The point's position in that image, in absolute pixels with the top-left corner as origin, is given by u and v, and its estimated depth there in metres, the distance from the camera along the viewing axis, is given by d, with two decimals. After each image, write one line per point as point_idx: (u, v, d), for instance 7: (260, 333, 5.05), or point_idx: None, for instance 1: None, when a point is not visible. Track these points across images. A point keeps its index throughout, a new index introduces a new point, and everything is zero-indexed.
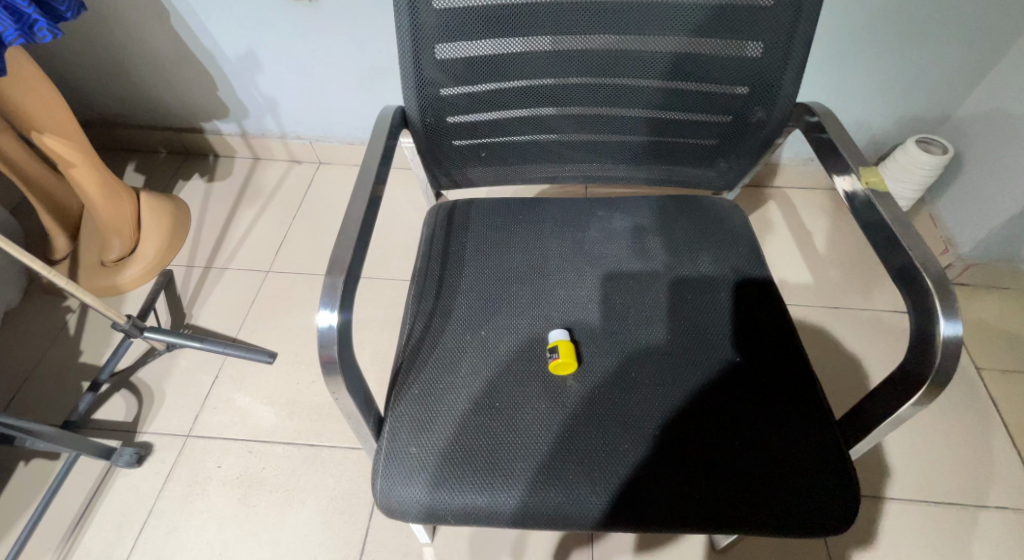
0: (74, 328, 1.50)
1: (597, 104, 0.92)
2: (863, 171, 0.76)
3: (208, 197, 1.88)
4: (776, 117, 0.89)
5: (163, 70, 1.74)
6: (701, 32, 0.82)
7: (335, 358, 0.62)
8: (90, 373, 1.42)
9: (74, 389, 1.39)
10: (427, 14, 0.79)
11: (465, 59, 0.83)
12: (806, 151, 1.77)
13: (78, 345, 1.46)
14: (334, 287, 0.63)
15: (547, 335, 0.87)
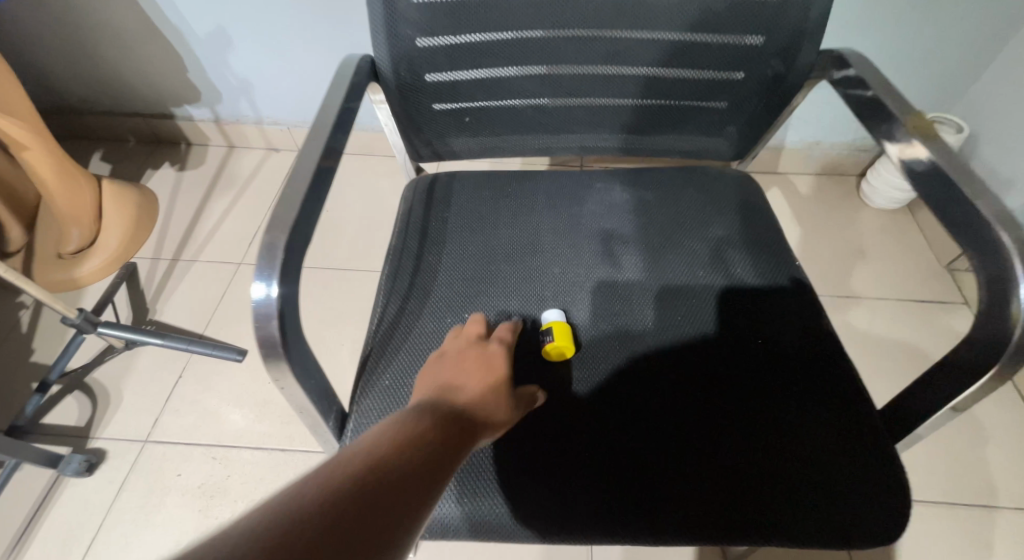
0: (26, 326, 1.38)
1: (596, 61, 0.81)
2: (911, 117, 0.67)
3: (179, 187, 1.76)
4: (796, 72, 0.79)
5: (127, 51, 1.62)
6: None
7: (277, 341, 0.52)
8: (41, 374, 1.30)
9: (21, 390, 1.27)
10: None
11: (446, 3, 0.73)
12: (811, 135, 1.66)
13: (28, 344, 1.34)
14: (273, 255, 0.52)
15: (541, 317, 0.78)
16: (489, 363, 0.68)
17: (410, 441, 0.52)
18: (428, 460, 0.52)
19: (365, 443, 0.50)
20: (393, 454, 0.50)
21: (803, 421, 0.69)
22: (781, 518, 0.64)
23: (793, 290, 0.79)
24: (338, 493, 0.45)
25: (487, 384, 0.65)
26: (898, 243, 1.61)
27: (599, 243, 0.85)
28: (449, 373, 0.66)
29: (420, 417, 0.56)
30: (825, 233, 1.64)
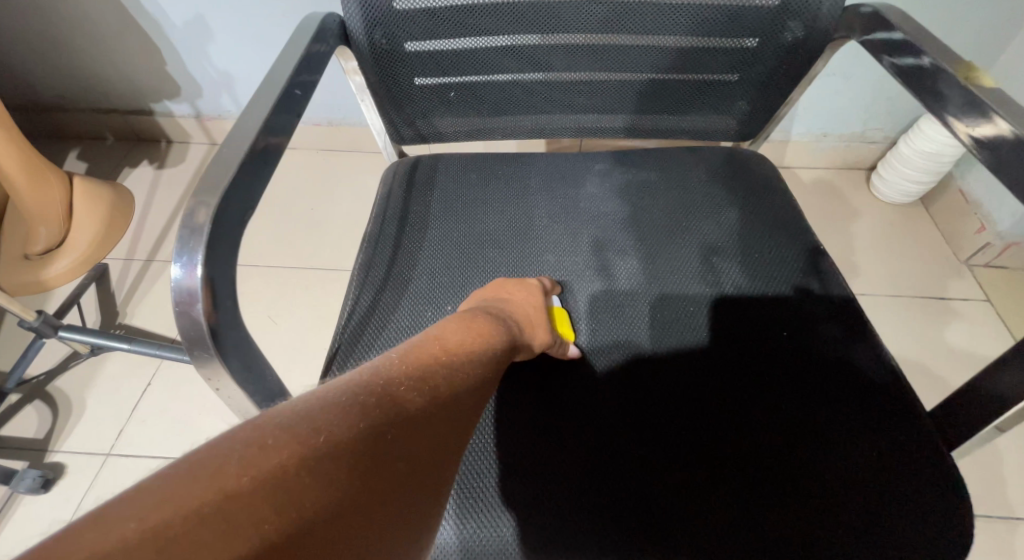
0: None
1: (595, 28, 0.73)
2: (960, 67, 0.59)
3: (158, 186, 1.69)
4: (816, 34, 0.71)
5: (102, 43, 1.51)
6: None
7: (205, 335, 0.45)
8: None
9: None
10: None
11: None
12: (819, 126, 1.57)
13: None
14: (193, 235, 0.45)
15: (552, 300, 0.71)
16: (533, 291, 0.68)
17: (444, 357, 0.52)
18: (460, 379, 0.52)
19: (395, 358, 0.50)
20: (422, 370, 0.50)
21: (823, 432, 0.61)
22: (798, 541, 0.56)
23: (813, 284, 0.71)
24: (362, 403, 0.45)
25: (532, 308, 0.66)
26: (911, 238, 1.53)
27: (596, 234, 0.77)
28: (496, 296, 0.67)
29: (462, 329, 0.57)
30: (835, 228, 1.57)
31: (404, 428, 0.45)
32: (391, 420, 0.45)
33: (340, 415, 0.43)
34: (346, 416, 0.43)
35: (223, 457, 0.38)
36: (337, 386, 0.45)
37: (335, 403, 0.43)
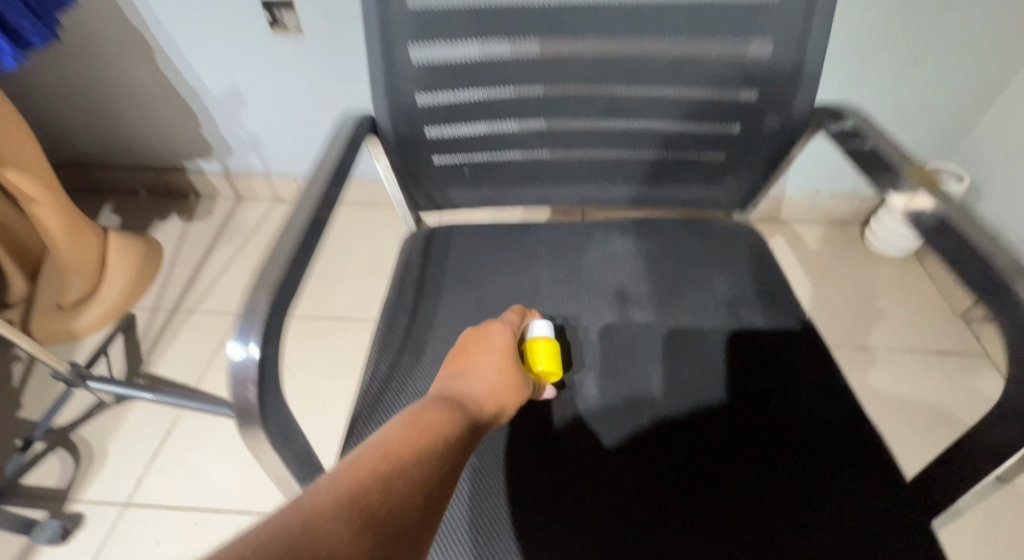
0: (19, 379, 1.38)
1: (595, 116, 0.82)
2: (912, 174, 0.66)
3: (184, 239, 1.78)
4: (792, 123, 0.79)
5: (142, 109, 1.63)
6: (708, 32, 0.72)
7: (253, 406, 0.51)
8: (27, 432, 1.29)
9: (5, 447, 1.27)
10: (400, 15, 0.69)
11: (448, 64, 0.73)
12: (812, 184, 1.66)
13: (19, 399, 1.35)
14: (252, 313, 0.52)
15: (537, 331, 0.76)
16: (496, 353, 0.69)
17: (405, 451, 0.52)
18: (429, 466, 0.52)
19: (354, 465, 0.49)
20: (386, 470, 0.49)
21: (807, 495, 0.66)
22: None
23: (797, 350, 0.77)
24: (333, 518, 0.44)
25: (497, 373, 0.67)
26: (907, 295, 1.57)
27: (617, 293, 0.84)
28: (458, 370, 0.67)
29: (422, 419, 0.57)
30: (833, 283, 1.61)
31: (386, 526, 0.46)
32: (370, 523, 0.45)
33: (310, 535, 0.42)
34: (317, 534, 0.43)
35: None
36: (298, 508, 0.44)
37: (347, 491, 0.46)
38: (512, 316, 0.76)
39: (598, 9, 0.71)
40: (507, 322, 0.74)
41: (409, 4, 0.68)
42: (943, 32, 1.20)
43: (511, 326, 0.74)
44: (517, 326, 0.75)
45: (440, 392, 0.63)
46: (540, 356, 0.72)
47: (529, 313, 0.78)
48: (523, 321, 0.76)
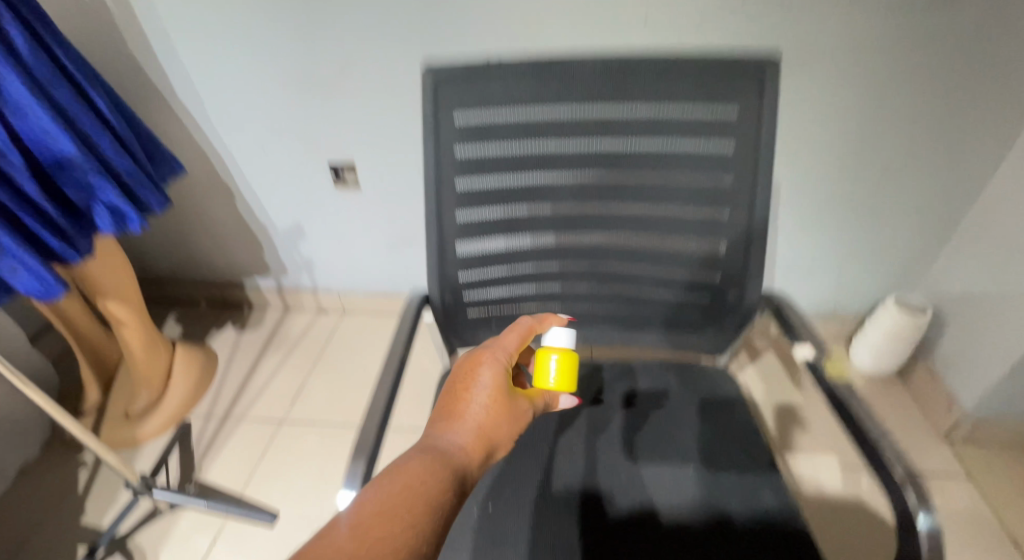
0: (82, 487, 1.54)
1: (600, 284, 0.95)
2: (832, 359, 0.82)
3: (237, 347, 2.00)
4: (747, 303, 0.92)
5: (216, 238, 1.91)
6: (681, 230, 0.87)
7: None
8: (89, 536, 1.45)
9: (70, 550, 1.42)
10: (450, 226, 0.86)
11: (483, 255, 0.90)
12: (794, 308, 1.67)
13: (82, 507, 1.50)
14: (355, 471, 0.72)
15: (550, 335, 0.78)
16: (485, 395, 0.70)
17: (383, 517, 0.57)
18: (410, 529, 0.56)
19: (336, 533, 0.55)
20: (365, 538, 0.54)
21: None
22: None
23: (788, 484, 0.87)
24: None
25: (483, 416, 0.69)
26: None
27: (624, 396, 1.00)
28: (447, 414, 0.70)
29: (407, 474, 0.61)
30: None
31: None
32: None
33: None
34: None
35: None
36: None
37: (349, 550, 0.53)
38: (504, 342, 0.75)
39: (601, 215, 0.87)
40: (498, 353, 0.74)
41: (457, 218, 0.85)
42: (878, 201, 1.40)
43: (503, 356, 0.73)
44: (510, 354, 0.74)
45: (425, 444, 0.66)
46: (541, 375, 0.76)
47: (525, 334, 0.77)
48: (515, 349, 0.75)
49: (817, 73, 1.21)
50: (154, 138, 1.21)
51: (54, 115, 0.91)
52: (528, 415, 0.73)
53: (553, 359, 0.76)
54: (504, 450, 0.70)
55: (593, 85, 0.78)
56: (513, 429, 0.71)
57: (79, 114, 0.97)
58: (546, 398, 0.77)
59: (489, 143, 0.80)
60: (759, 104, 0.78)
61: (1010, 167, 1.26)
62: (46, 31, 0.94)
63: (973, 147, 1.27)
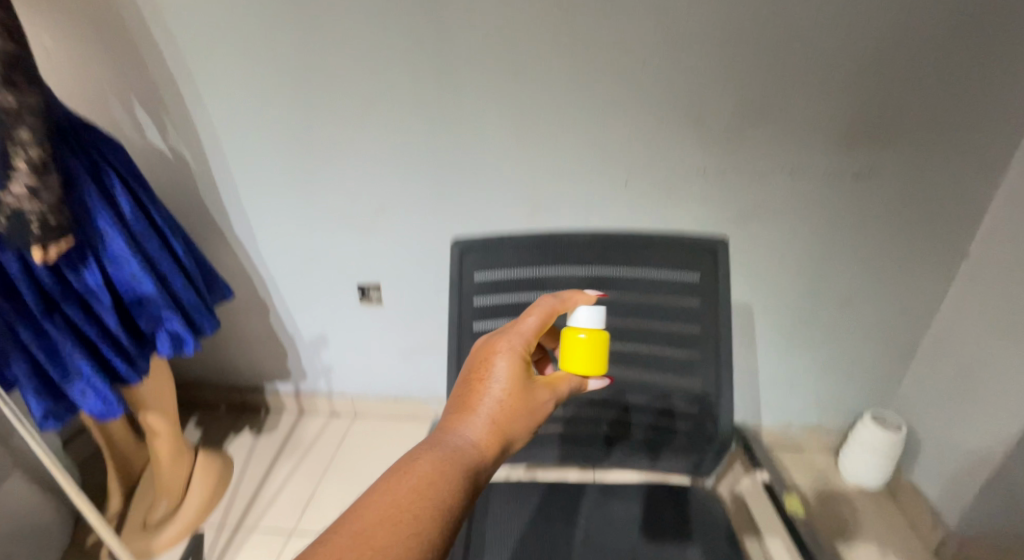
0: None
1: (595, 410, 0.96)
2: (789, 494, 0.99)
3: (252, 451, 2.04)
4: (721, 436, 0.92)
5: (246, 346, 2.03)
6: (662, 365, 0.91)
7: None
8: None
9: None
10: None
11: None
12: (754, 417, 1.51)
13: None
14: None
15: (575, 315, 0.71)
16: (500, 388, 0.60)
17: (385, 526, 0.49)
18: (416, 543, 0.49)
19: (335, 542, 0.48)
20: (365, 551, 0.47)
21: None
22: None
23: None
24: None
25: (499, 411, 0.59)
26: None
27: (646, 506, 0.94)
28: (460, 405, 0.61)
29: (412, 474, 0.53)
30: None
31: None
32: None
33: None
34: None
35: None
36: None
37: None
38: (523, 323, 0.65)
39: (594, 352, 0.92)
40: (516, 338, 0.63)
41: None
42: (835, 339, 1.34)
43: (521, 343, 0.63)
44: (529, 337, 0.64)
45: (433, 440, 0.57)
46: (571, 358, 0.70)
47: (548, 317, 0.66)
48: (535, 333, 0.65)
49: (760, 233, 1.20)
50: (212, 268, 1.32)
51: (141, 266, 1.05)
52: (550, 406, 0.64)
53: (581, 340, 0.70)
54: (521, 442, 0.62)
55: (584, 251, 0.88)
56: (530, 422, 0.61)
57: (161, 257, 1.11)
58: (574, 380, 0.69)
59: (499, 297, 0.89)
60: (720, 267, 0.86)
61: (953, 303, 1.22)
62: (143, 191, 1.08)
63: (913, 290, 1.24)
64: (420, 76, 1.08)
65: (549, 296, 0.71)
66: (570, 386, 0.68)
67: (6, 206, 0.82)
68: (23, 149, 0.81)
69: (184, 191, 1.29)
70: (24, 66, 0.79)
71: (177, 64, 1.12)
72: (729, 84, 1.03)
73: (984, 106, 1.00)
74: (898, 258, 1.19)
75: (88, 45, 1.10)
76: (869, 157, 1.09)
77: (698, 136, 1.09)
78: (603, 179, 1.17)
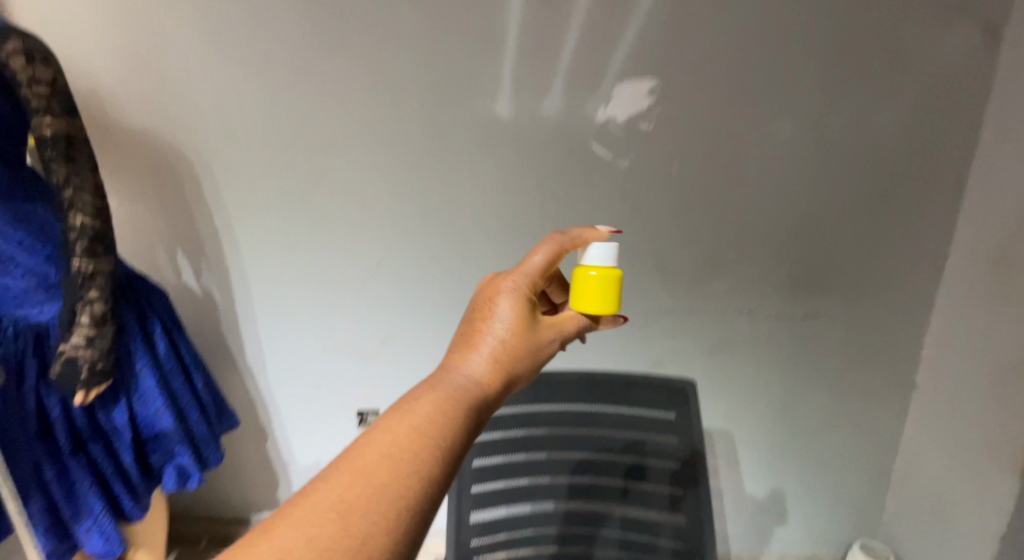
0: None
1: (589, 552, 0.90)
2: None
3: None
4: None
5: None
6: (649, 499, 0.91)
7: None
8: None
9: None
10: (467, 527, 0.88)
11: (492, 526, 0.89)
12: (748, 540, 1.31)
13: None
14: None
15: (590, 252, 0.69)
16: (504, 328, 0.59)
17: (389, 460, 0.46)
18: (421, 477, 0.46)
19: (336, 478, 0.45)
20: (370, 485, 0.45)
21: None
22: None
23: None
24: (310, 548, 0.41)
25: (504, 349, 0.57)
26: None
27: None
28: (464, 344, 0.58)
29: (413, 409, 0.51)
30: None
31: (378, 553, 0.43)
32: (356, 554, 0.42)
33: None
34: None
35: None
36: (273, 537, 0.42)
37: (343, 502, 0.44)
38: (526, 265, 0.64)
39: (582, 486, 0.92)
40: (518, 279, 0.63)
41: (472, 517, 0.88)
42: (838, 477, 1.22)
43: (524, 283, 0.63)
44: (531, 279, 0.64)
45: (437, 377, 0.55)
46: (583, 297, 0.68)
47: (555, 256, 0.65)
48: (539, 272, 0.64)
49: (725, 370, 1.13)
50: (218, 397, 1.18)
51: (166, 403, 1.04)
52: (553, 346, 0.62)
53: (592, 277, 0.68)
54: (524, 381, 0.60)
55: (571, 387, 0.96)
56: (534, 362, 0.59)
57: (177, 379, 1.07)
58: (580, 319, 0.68)
59: (496, 434, 0.92)
60: (691, 406, 0.94)
61: (908, 449, 1.16)
62: (179, 332, 1.10)
63: (879, 429, 1.17)
64: (433, 217, 1.04)
65: (557, 234, 0.68)
66: (576, 324, 0.67)
67: (63, 354, 0.92)
68: (88, 304, 0.91)
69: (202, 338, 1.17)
70: (103, 237, 0.91)
71: (222, 205, 1.04)
72: (676, 232, 1.02)
73: (904, 260, 1.03)
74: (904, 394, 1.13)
75: (140, 187, 1.03)
76: (813, 303, 1.07)
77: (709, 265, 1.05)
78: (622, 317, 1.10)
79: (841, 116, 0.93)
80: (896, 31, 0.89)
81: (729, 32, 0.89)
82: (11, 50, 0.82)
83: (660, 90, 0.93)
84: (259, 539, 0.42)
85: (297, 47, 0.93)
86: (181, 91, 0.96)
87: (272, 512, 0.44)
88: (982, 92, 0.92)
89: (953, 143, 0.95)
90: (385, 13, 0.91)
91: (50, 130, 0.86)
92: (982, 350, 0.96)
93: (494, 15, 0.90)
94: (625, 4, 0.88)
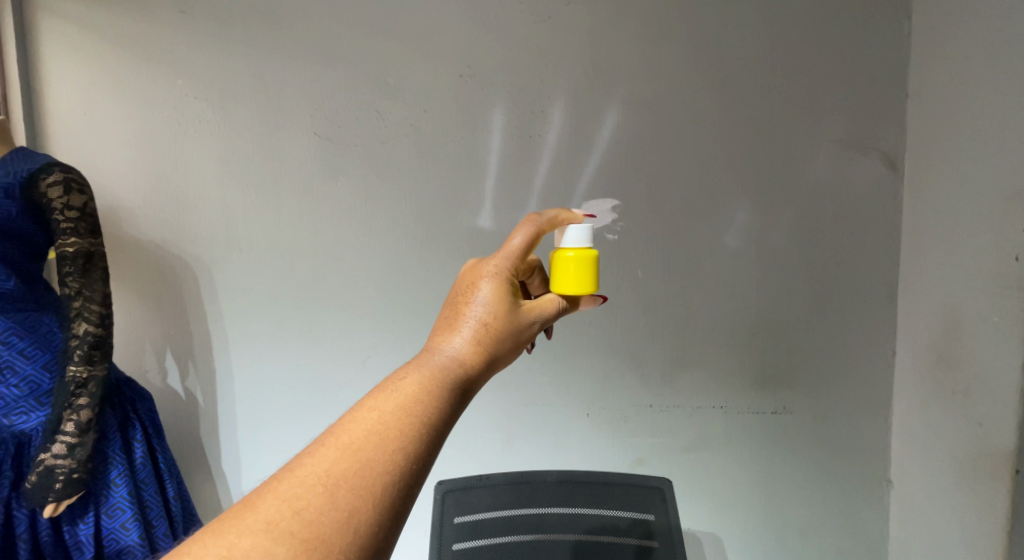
0: None
1: None
2: None
3: None
4: None
5: None
6: None
7: None
8: None
9: None
10: None
11: None
12: None
13: None
14: None
15: (569, 234, 0.76)
16: (484, 310, 0.65)
17: (375, 437, 0.54)
18: (403, 453, 0.54)
19: (322, 456, 0.53)
20: (354, 460, 0.53)
21: None
22: None
23: None
24: (296, 521, 0.49)
25: (484, 332, 0.64)
26: None
27: None
28: (447, 326, 0.65)
29: (397, 388, 0.58)
30: None
31: (361, 527, 0.51)
32: (341, 525, 0.50)
33: (276, 539, 0.48)
34: (283, 540, 0.48)
35: (229, 546, 0.48)
36: (261, 510, 0.50)
37: (328, 479, 0.51)
38: (508, 247, 0.70)
39: None
40: (500, 263, 0.69)
41: None
42: None
43: (504, 266, 0.69)
44: (512, 262, 0.70)
45: (420, 359, 0.62)
46: (562, 280, 0.74)
47: (533, 239, 0.71)
48: (519, 255, 0.70)
49: (704, 466, 1.15)
50: (193, 510, 1.11)
51: (134, 514, 0.98)
52: (534, 328, 0.68)
53: (569, 259, 0.74)
54: (507, 360, 0.66)
55: (551, 491, 0.95)
56: (513, 342, 0.66)
57: (148, 487, 1.02)
58: (560, 301, 0.73)
59: (478, 542, 0.90)
60: (670, 508, 0.93)
61: (896, 551, 1.15)
62: (160, 438, 1.06)
63: (863, 526, 1.16)
64: (419, 320, 1.10)
65: (536, 215, 0.74)
66: (557, 306, 0.72)
67: (42, 463, 0.90)
68: (75, 412, 0.91)
69: (178, 446, 1.14)
70: (102, 344, 0.94)
71: (216, 307, 1.09)
72: (645, 332, 1.10)
73: (859, 357, 1.11)
74: (880, 484, 1.15)
75: (139, 292, 1.08)
76: (780, 399, 1.13)
77: (680, 358, 1.11)
78: (601, 413, 1.13)
79: (780, 228, 1.07)
80: (815, 159, 1.05)
81: (676, 160, 1.05)
82: (51, 180, 0.91)
83: (621, 208, 1.06)
84: (247, 512, 0.50)
85: (303, 170, 1.05)
86: (194, 206, 1.06)
87: (259, 485, 0.52)
88: (893, 202, 1.06)
89: (879, 250, 1.08)
90: (381, 145, 1.05)
91: (72, 248, 0.93)
92: (940, 442, 1.02)
93: (475, 145, 1.05)
94: (588, 138, 1.04)
